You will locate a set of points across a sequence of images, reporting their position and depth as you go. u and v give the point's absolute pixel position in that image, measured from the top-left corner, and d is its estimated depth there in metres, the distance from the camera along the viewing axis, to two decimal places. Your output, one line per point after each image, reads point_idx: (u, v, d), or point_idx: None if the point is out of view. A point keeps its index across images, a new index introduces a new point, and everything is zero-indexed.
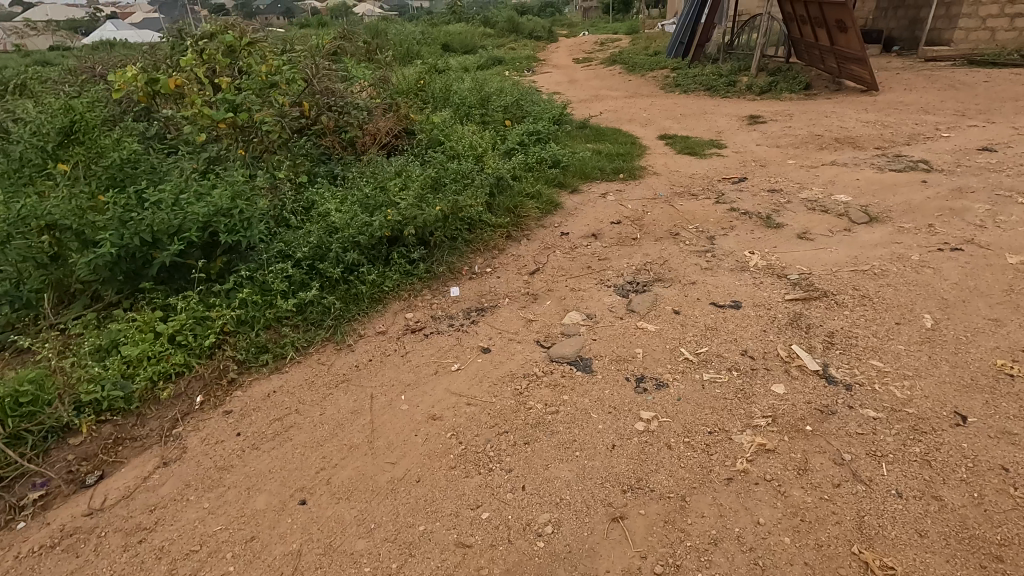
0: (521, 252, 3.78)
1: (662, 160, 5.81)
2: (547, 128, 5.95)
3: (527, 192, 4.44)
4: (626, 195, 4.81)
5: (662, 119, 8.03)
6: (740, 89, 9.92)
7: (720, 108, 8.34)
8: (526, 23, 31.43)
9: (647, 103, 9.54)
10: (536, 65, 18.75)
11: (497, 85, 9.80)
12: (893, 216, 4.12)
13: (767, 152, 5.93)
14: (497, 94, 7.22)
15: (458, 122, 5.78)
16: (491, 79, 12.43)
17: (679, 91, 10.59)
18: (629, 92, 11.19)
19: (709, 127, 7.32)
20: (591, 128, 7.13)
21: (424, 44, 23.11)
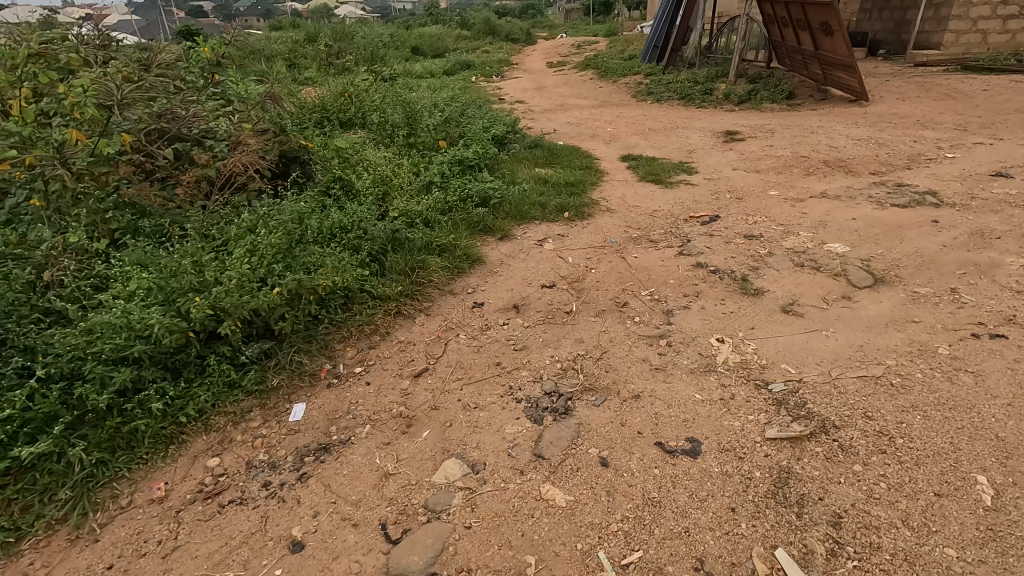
0: (411, 339, 2.78)
1: (620, 190, 4.86)
2: (483, 153, 4.97)
3: (436, 248, 3.45)
4: (569, 242, 3.84)
5: (628, 135, 7.09)
6: (717, 97, 9.04)
7: (694, 121, 7.42)
8: (502, 25, 30.43)
9: (615, 115, 8.60)
10: (508, 70, 17.76)
11: (449, 95, 8.79)
12: (902, 276, 3.20)
13: (745, 179, 5.01)
14: (435, 107, 6.21)
15: (375, 146, 4.80)
16: (451, 86, 11.42)
17: (651, 100, 9.70)
18: (598, 101, 10.29)
19: (679, 145, 6.40)
20: (544, 147, 6.15)
21: (393, 48, 22.13)
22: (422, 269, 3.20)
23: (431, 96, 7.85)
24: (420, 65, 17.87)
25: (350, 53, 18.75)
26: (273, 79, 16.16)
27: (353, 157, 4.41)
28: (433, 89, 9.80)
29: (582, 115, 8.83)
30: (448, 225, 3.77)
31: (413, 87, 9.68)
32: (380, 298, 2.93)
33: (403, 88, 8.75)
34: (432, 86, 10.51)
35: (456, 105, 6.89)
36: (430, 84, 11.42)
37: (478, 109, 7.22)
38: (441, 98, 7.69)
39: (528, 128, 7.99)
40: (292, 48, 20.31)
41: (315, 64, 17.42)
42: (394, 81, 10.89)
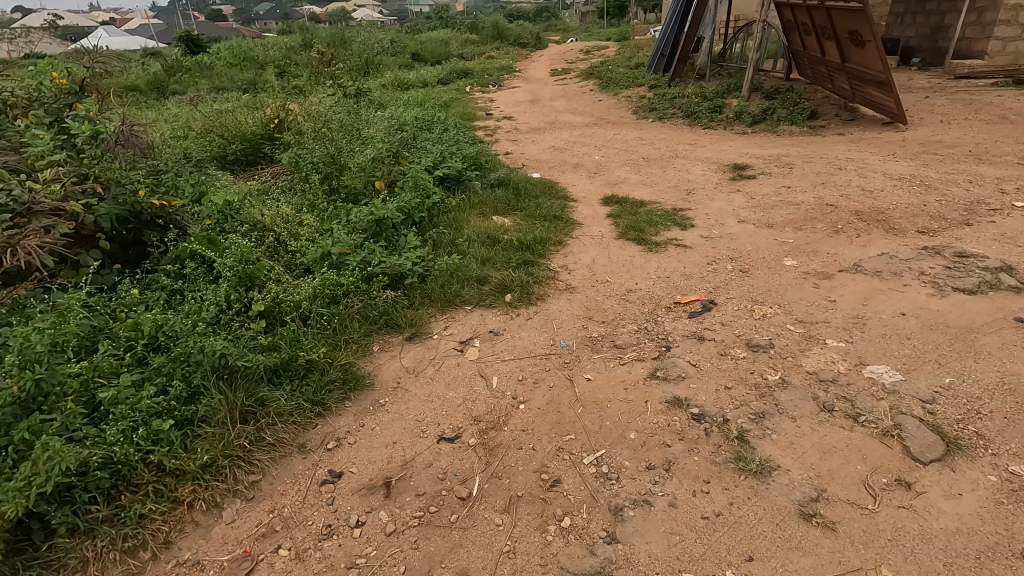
0: (198, 560, 1.76)
1: (591, 253, 3.78)
2: (418, 206, 3.93)
3: (296, 372, 2.41)
4: (502, 347, 2.78)
5: (618, 166, 5.99)
6: (728, 115, 7.92)
7: (698, 149, 6.29)
8: (512, 29, 29.39)
9: (609, 136, 7.51)
10: (509, 79, 16.74)
11: (421, 115, 7.79)
12: (988, 436, 2.07)
13: (753, 238, 3.89)
14: (381, 134, 5.17)
15: (279, 198, 3.83)
16: (436, 102, 10.43)
17: (653, 118, 8.61)
18: (594, 117, 9.23)
19: (675, 182, 5.31)
20: (511, 186, 5.09)
21: (394, 55, 21.29)
22: (259, 415, 2.19)
23: (395, 118, 6.83)
24: (417, 74, 16.97)
25: (345, 61, 17.90)
26: (263, 91, 15.40)
27: (238, 220, 3.42)
28: (409, 107, 8.80)
29: (571, 137, 7.78)
30: (332, 327, 2.74)
31: (385, 104, 8.68)
32: (171, 478, 1.93)
33: (369, 109, 7.78)
34: (412, 103, 9.54)
35: (414, 132, 5.88)
36: (414, 99, 10.47)
37: (442, 134, 6.21)
38: (402, 121, 6.69)
39: (506, 156, 6.94)
40: (288, 55, 19.56)
41: (307, 73, 16.62)
42: (372, 96, 9.96)
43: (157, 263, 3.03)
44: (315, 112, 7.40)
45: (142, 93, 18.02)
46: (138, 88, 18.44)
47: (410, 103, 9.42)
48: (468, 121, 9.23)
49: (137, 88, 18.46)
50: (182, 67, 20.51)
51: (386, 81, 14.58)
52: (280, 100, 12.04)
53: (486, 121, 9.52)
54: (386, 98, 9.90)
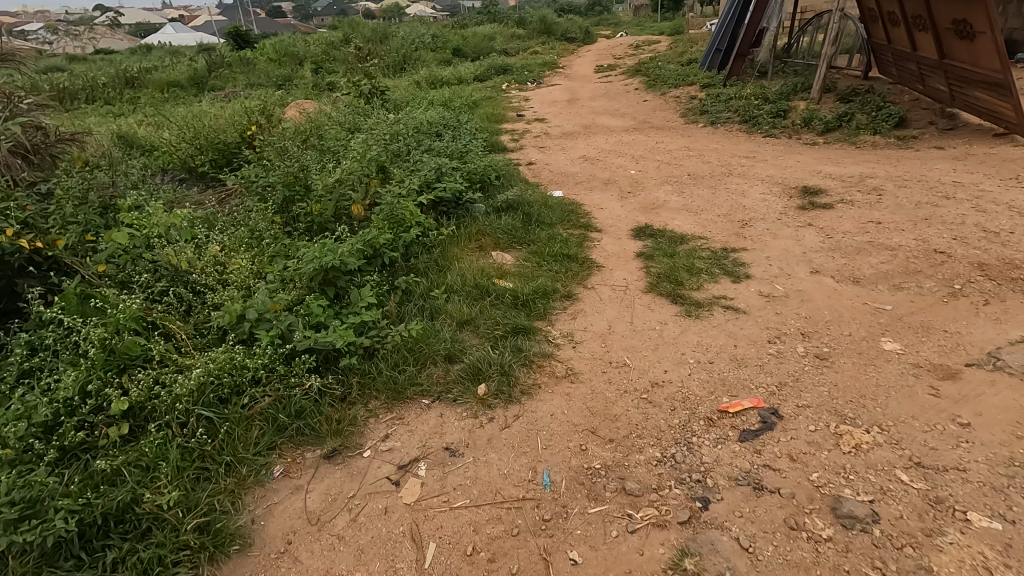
0: None
1: (606, 314, 2.85)
2: (388, 243, 3.09)
3: (133, 527, 1.66)
4: (458, 479, 1.91)
5: (658, 184, 4.97)
6: (794, 120, 6.74)
7: (757, 164, 5.19)
8: (560, 23, 28.20)
9: (651, 144, 6.46)
10: (550, 76, 15.71)
11: (438, 118, 6.95)
12: None
13: (832, 300, 2.86)
14: (370, 144, 4.36)
15: (216, 233, 3.10)
16: (463, 102, 9.58)
17: (703, 123, 7.51)
18: (636, 121, 8.20)
19: (727, 208, 4.27)
20: (521, 211, 4.19)
21: (434, 51, 20.67)
22: None
23: (404, 122, 6.01)
24: (454, 71, 16.19)
25: (382, 57, 17.31)
26: (295, 88, 15.04)
27: (148, 263, 2.68)
28: (430, 107, 8.04)
29: (607, 145, 6.78)
30: (216, 439, 1.94)
31: (403, 105, 7.89)
32: None
33: (381, 111, 7.01)
34: (436, 104, 8.72)
35: (417, 142, 5.05)
36: (441, 99, 9.67)
37: (451, 143, 5.35)
38: (409, 126, 5.87)
39: (527, 168, 6.02)
40: (328, 51, 19.18)
41: (342, 70, 16.11)
42: (395, 96, 9.20)
43: (21, 326, 2.32)
44: (319, 116, 6.69)
45: (184, 90, 18.06)
46: (181, 85, 18.50)
47: (433, 105, 8.60)
48: (494, 125, 8.33)
49: (180, 85, 18.53)
50: (225, 63, 20.52)
51: (418, 79, 13.93)
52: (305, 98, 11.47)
53: (515, 125, 8.61)
54: (409, 99, 9.13)
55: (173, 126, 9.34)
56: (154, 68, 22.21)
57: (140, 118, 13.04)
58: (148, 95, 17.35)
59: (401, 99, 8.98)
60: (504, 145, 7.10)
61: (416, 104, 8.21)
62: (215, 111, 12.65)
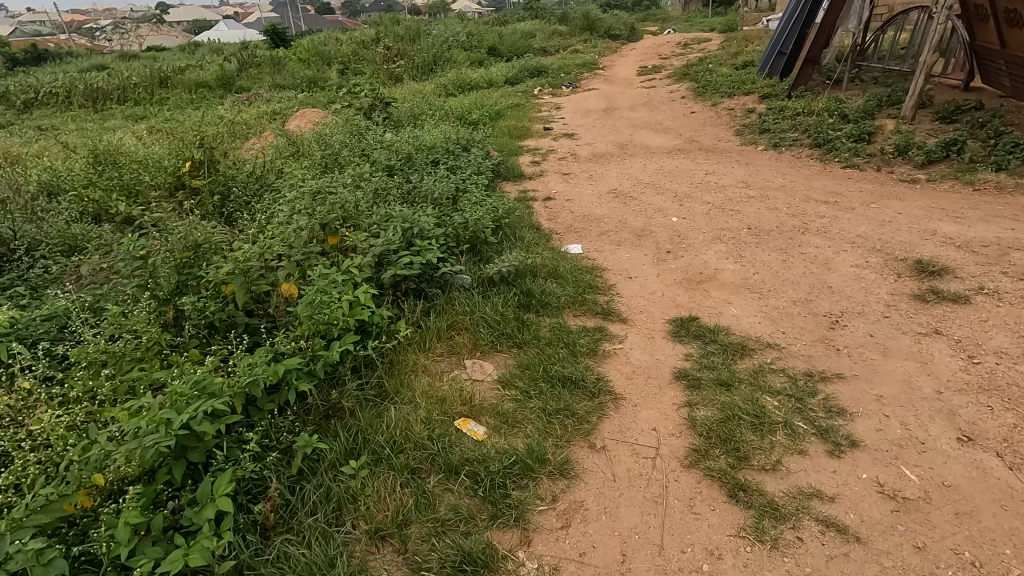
0: None
1: (620, 525, 1.74)
2: (297, 371, 2.09)
3: None
4: None
5: (707, 241, 3.79)
6: (881, 147, 5.40)
7: (840, 215, 3.94)
8: (604, 19, 26.72)
9: (698, 175, 5.25)
10: (589, 78, 14.46)
11: (444, 138, 5.92)
12: None
13: (1014, 523, 1.67)
14: (328, 193, 3.39)
15: (61, 349, 2.19)
16: (484, 114, 8.52)
17: (764, 147, 6.24)
18: (682, 140, 6.97)
19: (805, 290, 3.07)
20: (518, 289, 3.12)
21: (469, 50, 19.72)
22: None
23: (395, 150, 5.01)
24: (486, 73, 15.14)
25: (412, 57, 16.43)
26: (319, 91, 14.34)
27: None
28: (442, 124, 7.04)
29: (643, 173, 5.61)
30: None
31: (410, 121, 6.90)
32: None
33: (379, 131, 6.04)
34: (452, 119, 7.70)
35: (399, 185, 4.06)
36: (461, 110, 8.66)
37: (444, 180, 4.32)
38: (400, 155, 4.88)
39: (543, 206, 4.92)
40: (358, 51, 18.46)
41: (369, 72, 15.32)
42: (408, 108, 8.25)
43: None
44: (310, 142, 5.84)
45: (213, 91, 17.69)
46: (211, 86, 18.15)
47: (447, 120, 7.59)
48: (515, 144, 7.23)
49: (210, 86, 18.17)
50: (257, 63, 20.14)
51: (446, 85, 13.00)
52: (321, 105, 10.66)
53: (539, 142, 7.50)
54: (423, 111, 8.14)
55: (172, 139, 8.66)
56: (190, 68, 22.10)
57: (158, 123, 12.57)
58: (177, 97, 17.03)
59: (413, 111, 8.00)
60: (521, 170, 6.01)
61: (426, 120, 7.21)
62: (232, 117, 12.04)
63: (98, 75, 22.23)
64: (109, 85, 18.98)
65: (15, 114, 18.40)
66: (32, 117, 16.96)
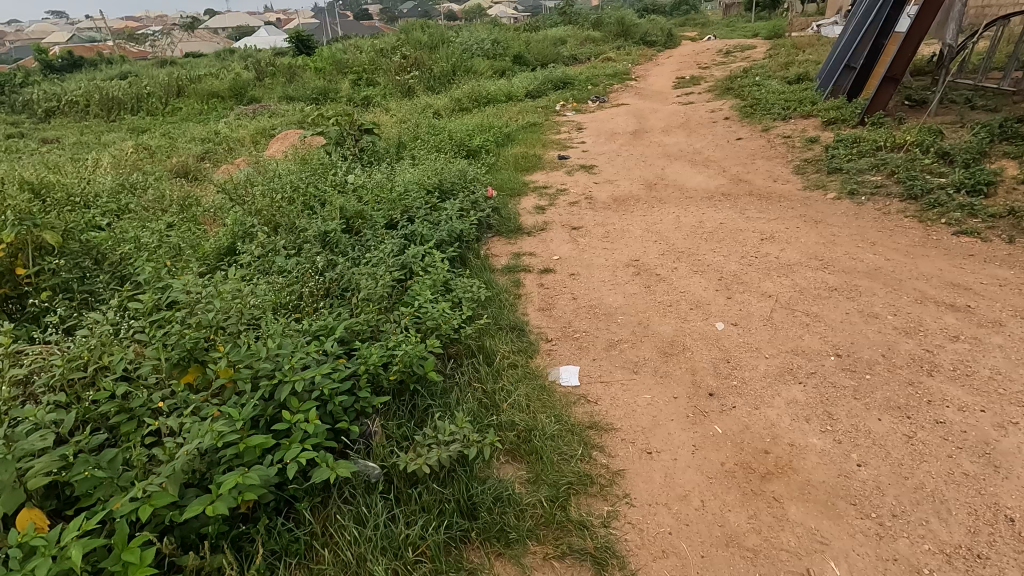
0: None
1: None
2: None
3: None
4: None
5: (770, 376, 2.47)
6: (1008, 205, 3.95)
7: (981, 335, 2.56)
8: (640, 25, 25.18)
9: (751, 240, 3.90)
10: (619, 91, 13.08)
11: (422, 180, 4.72)
12: None
13: None
14: (181, 318, 2.25)
15: None
16: (489, 138, 7.28)
17: (835, 193, 4.82)
18: (726, 179, 5.60)
19: (961, 527, 1.73)
20: (451, 500, 1.84)
21: (492, 59, 18.59)
22: None
23: (346, 205, 3.82)
24: (506, 85, 13.94)
25: (429, 67, 15.34)
26: (327, 106, 13.41)
27: None
28: (432, 156, 5.84)
29: (676, 231, 4.29)
30: None
31: (391, 153, 5.72)
32: None
33: (346, 170, 4.90)
34: (447, 149, 6.49)
35: (320, 284, 2.88)
36: (463, 133, 7.46)
37: (393, 263, 3.08)
38: (349, 223, 3.72)
39: (537, 284, 3.67)
40: (376, 60, 17.52)
41: (382, 84, 14.32)
42: (401, 134, 7.10)
43: None
44: (259, 191, 4.72)
45: (225, 102, 17.01)
46: (225, 97, 17.48)
47: (440, 150, 6.40)
48: (519, 181, 5.98)
49: (224, 97, 17.51)
50: (274, 72, 19.43)
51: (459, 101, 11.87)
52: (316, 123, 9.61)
53: (551, 177, 6.24)
54: (417, 137, 6.97)
55: (139, 167, 7.72)
56: (210, 76, 21.62)
57: (153, 139, 11.78)
58: (188, 108, 16.40)
59: (405, 138, 6.85)
60: (518, 221, 4.76)
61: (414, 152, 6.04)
62: (227, 135, 11.15)
63: (121, 85, 21.96)
64: (125, 95, 18.53)
65: (32, 125, 18.14)
66: (45, 129, 16.59)
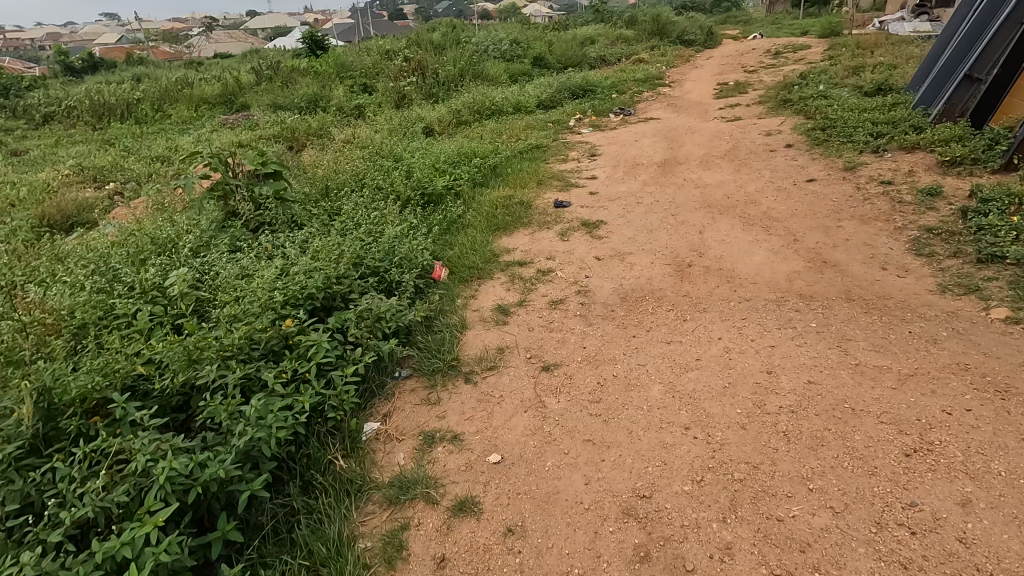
0: None
1: None
2: None
3: None
4: None
5: None
6: None
7: None
8: (677, 22, 22.80)
9: (878, 457, 1.94)
10: (648, 101, 11.02)
11: (292, 278, 2.89)
12: None
13: None
14: None
15: None
16: (463, 175, 5.42)
17: (1011, 312, 2.77)
18: (802, 262, 3.58)
19: None
20: None
21: (509, 61, 16.75)
22: None
23: (79, 367, 2.03)
24: (518, 92, 12.06)
25: (433, 72, 13.56)
26: (313, 118, 11.81)
27: None
28: (360, 221, 4.03)
29: (723, 399, 2.33)
30: None
31: (291, 212, 3.90)
32: None
33: (184, 257, 3.11)
34: (393, 200, 4.66)
35: None
36: (430, 167, 5.60)
37: None
38: (58, 419, 1.91)
39: (433, 557, 1.80)
40: (377, 64, 15.80)
41: (377, 94, 12.65)
42: (343, 172, 5.29)
43: None
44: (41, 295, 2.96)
45: (213, 110, 15.53)
46: (215, 103, 16.03)
47: (380, 203, 4.55)
48: (485, 252, 4.09)
49: (214, 104, 16.06)
50: (272, 74, 17.92)
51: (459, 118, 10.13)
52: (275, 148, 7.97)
53: (536, 241, 4.32)
54: (360, 179, 5.14)
55: (24, 206, 6.08)
56: (210, 79, 20.28)
57: (104, 156, 10.26)
58: (172, 118, 15.01)
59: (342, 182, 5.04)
60: (454, 348, 2.88)
61: (335, 211, 4.22)
62: (182, 155, 9.54)
63: (121, 87, 20.82)
64: (117, 101, 17.39)
65: (18, 132, 17.06)
66: (25, 138, 15.41)
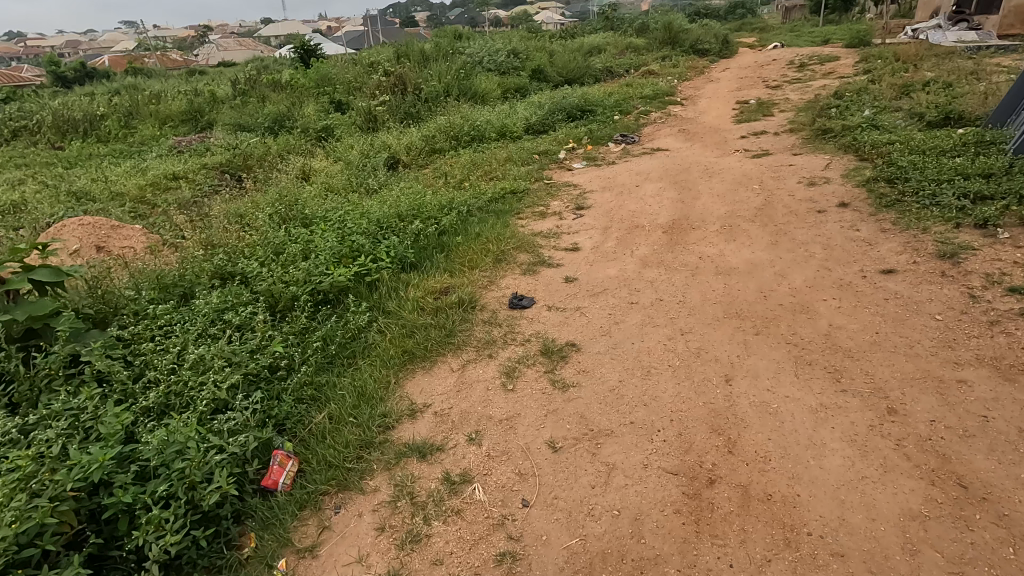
0: None
1: None
2: None
3: None
4: None
5: None
6: None
7: None
8: (689, 31, 21.20)
9: None
10: (656, 125, 9.43)
11: None
12: None
13: None
14: None
15: None
16: (388, 255, 3.86)
17: None
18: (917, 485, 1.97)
19: None
20: None
21: (504, 75, 15.27)
22: None
23: None
24: (507, 112, 10.52)
25: (414, 90, 12.10)
26: (271, 143, 10.36)
27: None
28: (172, 379, 2.50)
29: None
30: None
31: (42, 381, 2.40)
32: None
33: None
34: (256, 312, 3.10)
35: None
36: (345, 240, 4.05)
37: None
38: None
39: None
40: (356, 78, 14.32)
41: (349, 115, 11.19)
42: (215, 257, 3.76)
43: None
44: None
45: (177, 129, 14.13)
46: (181, 121, 14.65)
47: (231, 324, 3.00)
48: (373, 419, 2.51)
49: (179, 123, 14.68)
50: (246, 87, 16.49)
51: (431, 151, 8.65)
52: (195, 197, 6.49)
53: (466, 388, 2.74)
54: (232, 271, 3.60)
55: None
56: (185, 92, 18.89)
57: (19, 189, 8.83)
58: (129, 139, 13.62)
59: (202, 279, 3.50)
60: None
61: (140, 354, 2.68)
62: (101, 194, 8.10)
63: (93, 101, 19.50)
64: (79, 115, 16.06)
65: None
66: None
